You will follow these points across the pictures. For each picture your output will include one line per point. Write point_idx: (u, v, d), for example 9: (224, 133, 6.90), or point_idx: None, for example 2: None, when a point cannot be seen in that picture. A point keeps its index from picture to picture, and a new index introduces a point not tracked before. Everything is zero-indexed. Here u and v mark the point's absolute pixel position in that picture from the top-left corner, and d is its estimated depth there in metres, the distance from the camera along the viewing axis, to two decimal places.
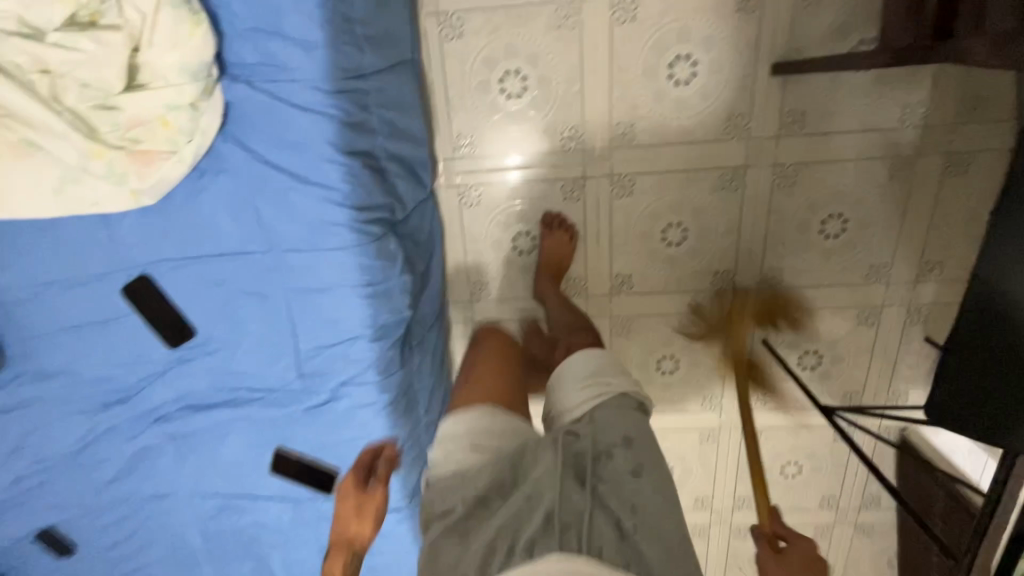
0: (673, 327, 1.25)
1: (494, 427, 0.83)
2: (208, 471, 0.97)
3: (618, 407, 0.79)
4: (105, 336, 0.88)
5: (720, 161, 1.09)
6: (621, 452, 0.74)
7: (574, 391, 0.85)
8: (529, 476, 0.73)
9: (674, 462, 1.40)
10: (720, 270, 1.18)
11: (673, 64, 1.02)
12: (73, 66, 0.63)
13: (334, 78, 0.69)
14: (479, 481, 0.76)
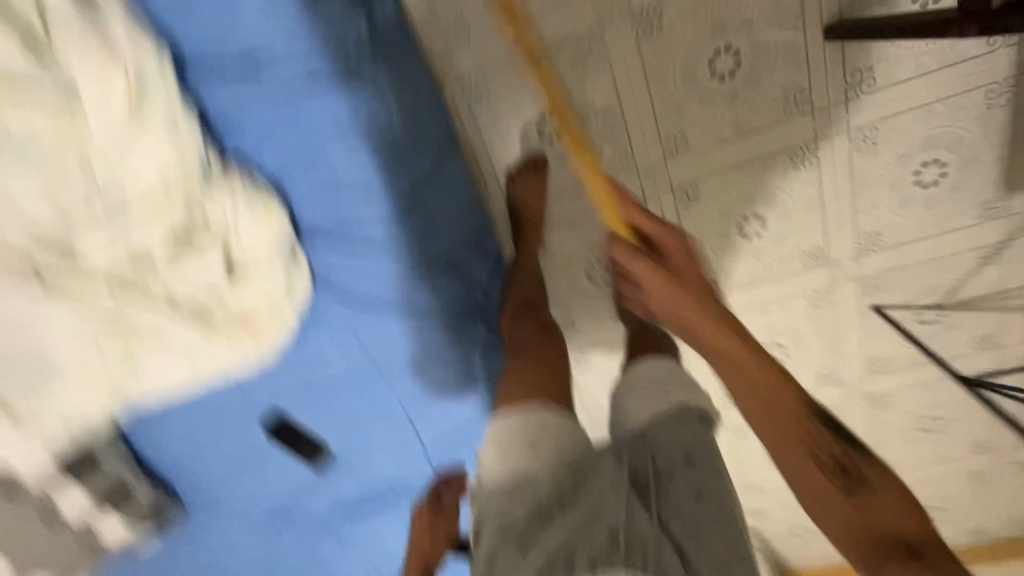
0: (769, 314, 1.21)
1: (557, 433, 0.76)
2: (373, 552, 1.09)
3: (681, 419, 0.75)
4: (261, 468, 0.99)
5: (784, 142, 1.01)
6: (684, 473, 0.68)
7: (637, 400, 0.80)
8: (585, 486, 0.70)
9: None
10: (809, 249, 1.12)
11: (712, 60, 0.95)
12: (183, 276, 0.70)
13: (397, 212, 0.73)
14: (536, 489, 0.71)
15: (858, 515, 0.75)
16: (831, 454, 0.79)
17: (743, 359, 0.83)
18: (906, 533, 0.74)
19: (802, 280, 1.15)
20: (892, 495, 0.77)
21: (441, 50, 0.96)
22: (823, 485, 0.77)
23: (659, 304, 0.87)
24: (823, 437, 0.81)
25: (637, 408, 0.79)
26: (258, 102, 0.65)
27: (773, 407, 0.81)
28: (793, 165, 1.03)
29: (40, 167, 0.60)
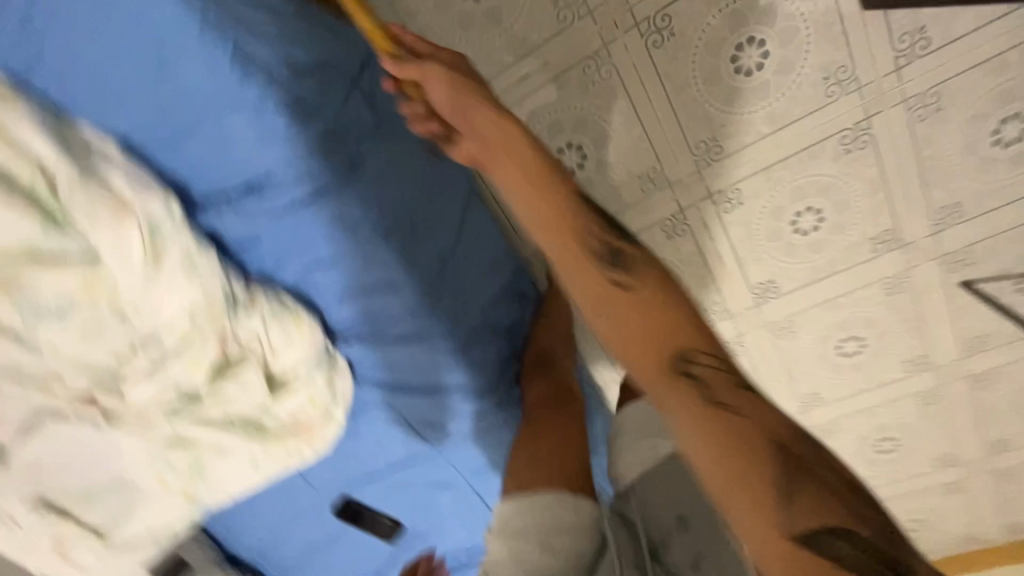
0: (842, 309, 1.10)
1: (569, 524, 0.69)
2: None
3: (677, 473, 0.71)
4: (343, 547, 0.99)
5: (833, 126, 0.91)
6: (680, 539, 0.68)
7: (626, 453, 0.75)
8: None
9: (896, 431, 1.26)
10: (879, 233, 1.01)
11: (736, 55, 0.86)
12: (229, 403, 0.69)
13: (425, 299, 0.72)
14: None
15: (779, 490, 0.52)
16: (609, 243, 0.62)
17: (504, 143, 0.62)
18: (771, 423, 0.55)
19: (873, 267, 1.04)
20: (656, 286, 0.60)
21: None
22: (711, 437, 0.54)
23: (447, 102, 0.63)
24: (736, 422, 0.55)
25: (630, 461, 0.74)
26: (265, 222, 0.62)
27: (551, 225, 0.61)
28: (845, 148, 0.93)
29: (76, 326, 0.61)
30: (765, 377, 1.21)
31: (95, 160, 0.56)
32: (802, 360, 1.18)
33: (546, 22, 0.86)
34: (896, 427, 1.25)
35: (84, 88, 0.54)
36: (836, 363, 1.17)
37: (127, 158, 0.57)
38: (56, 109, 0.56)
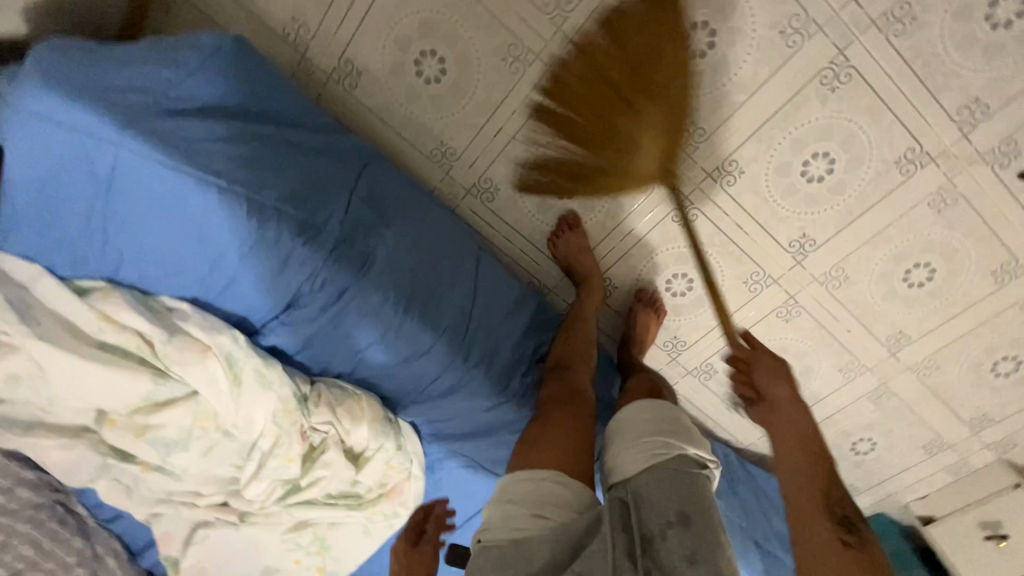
0: (894, 240, 1.03)
1: (565, 497, 0.64)
2: None
3: (679, 469, 0.62)
4: None
5: (807, 72, 0.90)
6: (678, 535, 0.57)
7: (624, 448, 0.66)
8: (583, 558, 0.58)
9: (1016, 350, 1.12)
10: (901, 155, 0.95)
11: (684, 42, 0.89)
12: (321, 485, 0.81)
13: (458, 352, 0.80)
14: (533, 561, 0.59)
15: None
16: (851, 515, 0.70)
17: (790, 411, 0.79)
18: None
19: (911, 189, 0.98)
20: None
21: (442, 176, 1.06)
22: None
23: (771, 380, 0.81)
24: None
25: (625, 463, 0.64)
26: (312, 328, 0.74)
27: (788, 453, 0.76)
28: (829, 87, 0.91)
29: (199, 447, 0.77)
30: (837, 330, 1.15)
31: (176, 319, 0.71)
32: (870, 304, 1.11)
33: (503, 78, 0.95)
34: (1014, 347, 1.11)
35: (156, 269, 0.70)
36: (911, 296, 1.09)
37: (197, 310, 0.72)
38: (143, 290, 0.71)
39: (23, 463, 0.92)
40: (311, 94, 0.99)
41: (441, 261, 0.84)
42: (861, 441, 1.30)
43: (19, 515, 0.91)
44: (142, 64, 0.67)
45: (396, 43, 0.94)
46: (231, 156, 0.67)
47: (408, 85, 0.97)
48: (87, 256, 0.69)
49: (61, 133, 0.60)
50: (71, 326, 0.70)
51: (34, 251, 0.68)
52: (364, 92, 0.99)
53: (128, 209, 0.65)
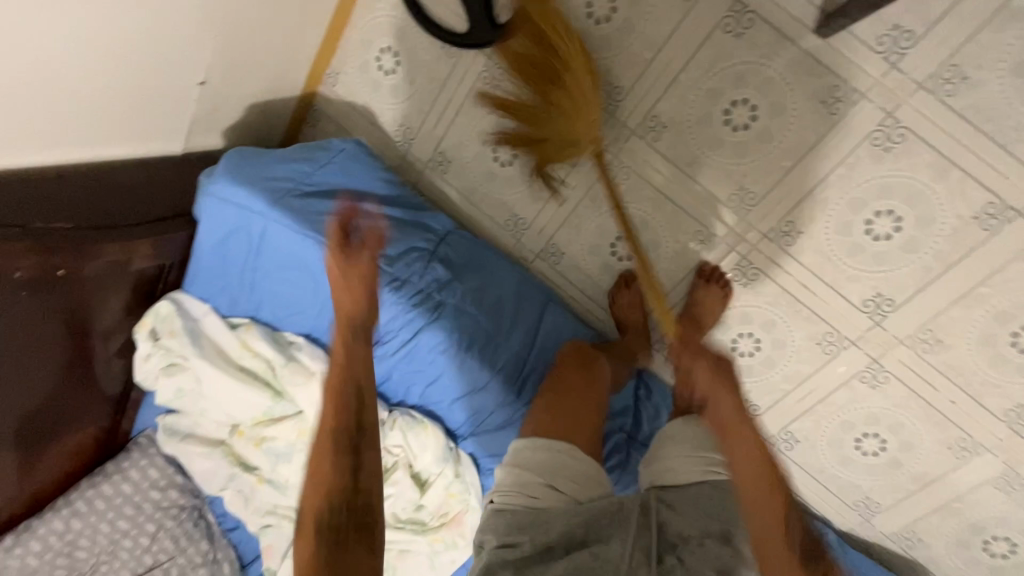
0: (992, 300, 0.95)
1: (570, 472, 0.81)
2: None
3: (717, 490, 0.84)
4: None
5: (856, 135, 0.93)
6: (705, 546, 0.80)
7: (682, 455, 0.88)
8: (599, 539, 0.77)
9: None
10: (981, 209, 0.91)
11: (728, 117, 0.98)
12: (391, 502, 0.93)
13: (511, 390, 0.92)
14: (549, 530, 0.76)
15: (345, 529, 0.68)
16: None
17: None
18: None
19: (998, 246, 0.91)
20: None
21: (514, 242, 1.22)
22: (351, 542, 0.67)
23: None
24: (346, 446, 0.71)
25: (681, 468, 0.87)
26: (392, 361, 0.91)
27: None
28: (882, 148, 0.92)
29: (299, 460, 0.94)
30: (936, 401, 1.04)
31: (293, 349, 0.91)
32: (973, 372, 1.00)
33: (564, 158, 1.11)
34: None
35: (284, 309, 0.91)
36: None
37: (309, 342, 0.91)
38: (273, 327, 0.93)
39: (176, 468, 1.16)
40: (411, 179, 1.23)
41: (503, 310, 0.97)
42: (995, 540, 1.10)
43: (167, 512, 1.13)
44: (290, 161, 0.93)
45: (478, 135, 1.15)
46: None
47: (486, 168, 1.17)
48: (240, 299, 0.92)
49: (229, 207, 0.84)
50: (222, 353, 0.93)
51: (205, 295, 0.93)
52: (452, 176, 1.20)
53: (269, 263, 0.87)
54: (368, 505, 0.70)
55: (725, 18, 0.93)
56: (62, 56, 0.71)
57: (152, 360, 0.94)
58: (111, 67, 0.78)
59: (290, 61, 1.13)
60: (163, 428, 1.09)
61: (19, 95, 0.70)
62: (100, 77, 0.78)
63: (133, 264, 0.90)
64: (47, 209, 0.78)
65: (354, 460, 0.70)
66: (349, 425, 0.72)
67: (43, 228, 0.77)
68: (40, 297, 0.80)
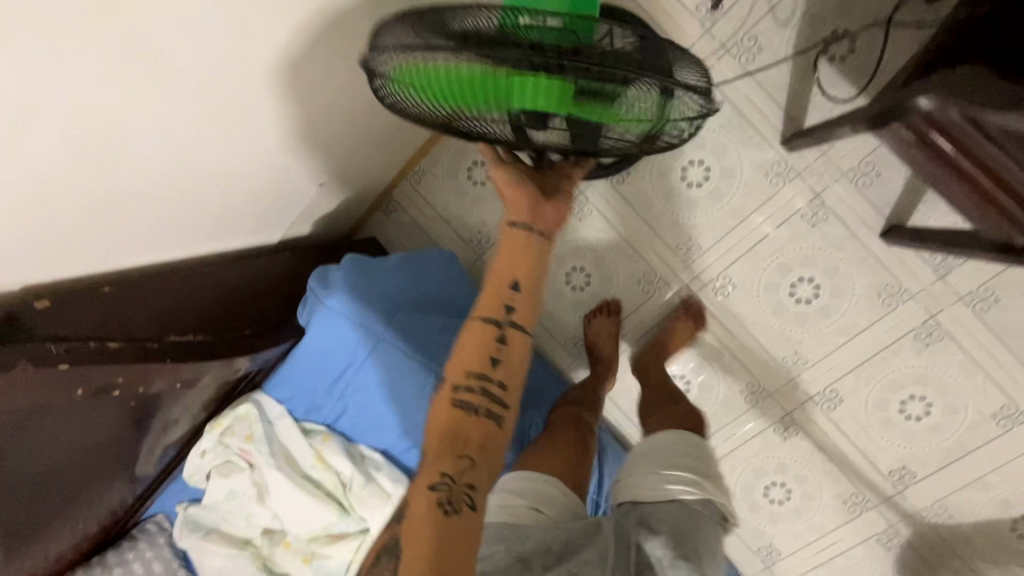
0: (1003, 490, 1.06)
1: (557, 500, 0.78)
2: None
3: (692, 516, 0.74)
4: None
5: (902, 328, 1.05)
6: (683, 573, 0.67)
7: (645, 474, 0.79)
8: (577, 557, 0.68)
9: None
10: (1000, 411, 1.03)
11: (793, 289, 1.09)
12: None
13: None
14: (525, 542, 0.70)
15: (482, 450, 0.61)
16: None
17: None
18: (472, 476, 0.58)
19: (1013, 445, 1.03)
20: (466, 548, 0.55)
21: (571, 360, 1.30)
22: (486, 447, 0.61)
23: None
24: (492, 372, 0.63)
25: (642, 483, 0.78)
26: None
27: None
28: (923, 342, 1.04)
29: None
30: (937, 564, 1.15)
31: (370, 466, 0.90)
32: (978, 545, 1.11)
33: (633, 292, 1.20)
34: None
35: (367, 423, 0.90)
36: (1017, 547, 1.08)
37: (387, 461, 0.90)
38: (348, 439, 0.91)
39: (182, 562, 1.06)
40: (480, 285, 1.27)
41: None
42: None
43: None
44: (397, 273, 0.94)
45: (556, 260, 1.22)
46: (444, 349, 0.91)
47: (556, 289, 1.25)
48: (322, 406, 0.90)
49: (339, 324, 0.84)
50: (291, 459, 0.90)
51: (285, 397, 0.90)
52: None
53: (364, 379, 0.86)
54: (506, 395, 0.63)
55: (803, 207, 1.05)
56: (212, 172, 0.74)
57: (209, 456, 0.89)
58: (238, 181, 0.81)
59: (387, 161, 1.16)
60: (184, 520, 0.99)
61: (167, 207, 0.73)
62: (251, 168, 0.81)
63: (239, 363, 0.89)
64: (179, 321, 0.81)
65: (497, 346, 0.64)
66: (495, 312, 0.65)
67: (176, 339, 0.80)
68: (121, 409, 0.77)
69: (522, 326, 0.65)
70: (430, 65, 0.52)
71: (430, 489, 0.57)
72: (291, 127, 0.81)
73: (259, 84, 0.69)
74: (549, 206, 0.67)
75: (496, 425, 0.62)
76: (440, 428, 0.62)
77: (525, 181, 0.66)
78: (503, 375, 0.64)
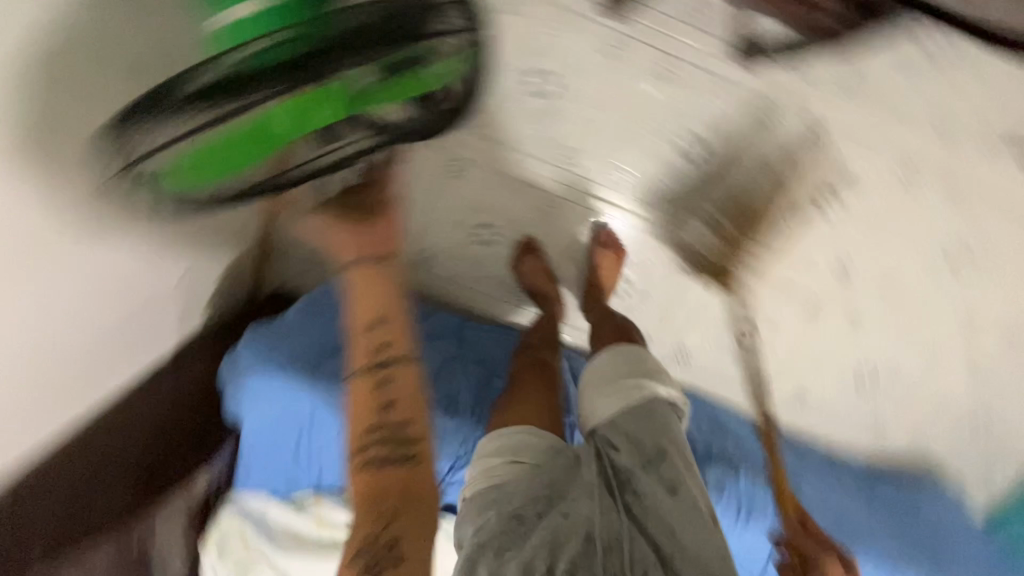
0: (940, 240, 1.10)
1: (536, 444, 0.77)
2: None
3: (649, 411, 0.78)
4: None
5: (790, 139, 1.06)
6: (659, 471, 0.73)
7: (601, 397, 0.82)
8: (565, 496, 0.71)
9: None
10: (905, 171, 1.06)
11: (682, 148, 1.09)
12: None
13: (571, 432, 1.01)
14: (512, 500, 0.70)
15: (405, 494, 0.57)
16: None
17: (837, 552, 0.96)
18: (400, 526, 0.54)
19: (927, 197, 1.07)
20: None
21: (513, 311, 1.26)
22: (409, 492, 0.57)
23: None
24: (387, 419, 0.59)
25: (601, 407, 0.81)
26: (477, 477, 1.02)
27: None
28: (814, 144, 1.06)
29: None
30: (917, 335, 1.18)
31: None
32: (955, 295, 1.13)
33: (542, 220, 1.18)
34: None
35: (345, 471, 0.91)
36: (977, 279, 1.11)
37: None
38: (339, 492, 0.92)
39: None
40: None
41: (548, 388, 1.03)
42: None
43: None
44: (305, 327, 0.90)
45: (458, 224, 1.20)
46: None
47: (473, 252, 1.22)
48: (299, 477, 0.91)
49: (273, 389, 0.85)
50: (302, 539, 0.91)
51: (260, 484, 0.91)
52: (441, 268, 1.23)
53: (322, 436, 0.88)
54: (412, 431, 0.59)
55: (655, 69, 1.03)
56: (62, 325, 0.73)
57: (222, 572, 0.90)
58: (98, 323, 0.78)
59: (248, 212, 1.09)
60: None
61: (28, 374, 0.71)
62: (103, 321, 0.79)
63: (199, 486, 0.93)
64: (116, 484, 0.83)
65: (382, 389, 0.60)
66: (366, 362, 0.62)
67: (104, 519, 0.81)
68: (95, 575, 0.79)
69: (401, 359, 0.62)
70: (203, 141, 0.55)
71: (360, 559, 0.53)
72: (116, 240, 0.75)
73: (60, 221, 0.67)
74: (376, 230, 0.69)
75: (412, 466, 0.58)
76: (358, 494, 0.58)
77: (343, 219, 0.69)
78: (399, 417, 0.59)
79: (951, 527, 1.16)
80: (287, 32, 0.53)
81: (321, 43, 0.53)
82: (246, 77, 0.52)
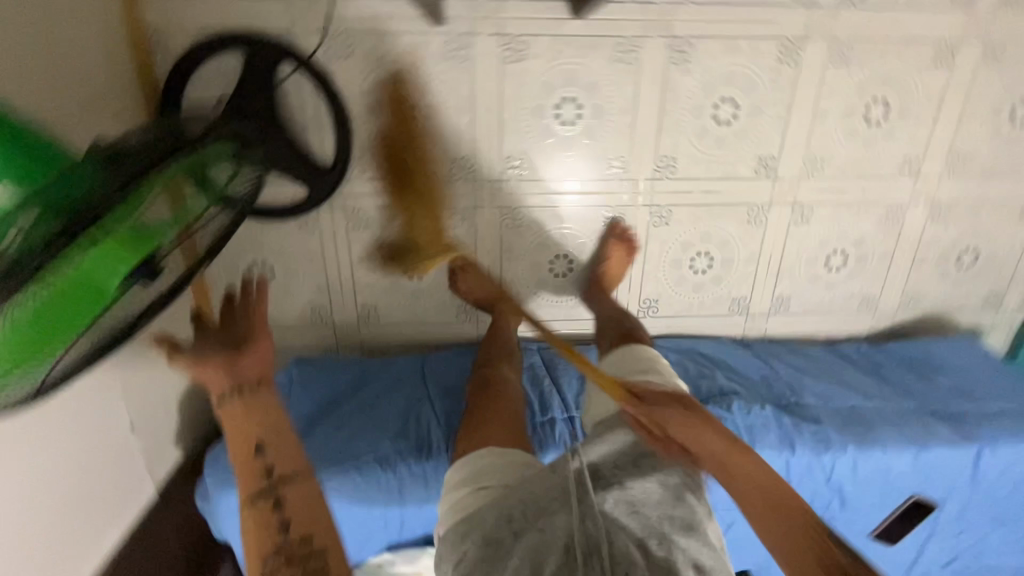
0: (836, 99, 1.10)
1: (500, 463, 0.82)
2: (951, 540, 1.05)
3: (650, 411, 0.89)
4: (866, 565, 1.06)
5: (656, 63, 1.05)
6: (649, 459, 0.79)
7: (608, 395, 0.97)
8: (540, 511, 0.73)
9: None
10: (778, 50, 1.05)
11: (560, 111, 1.06)
12: None
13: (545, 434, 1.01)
14: (485, 524, 0.74)
15: None
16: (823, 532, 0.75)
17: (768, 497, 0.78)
18: None
19: (808, 66, 1.07)
20: None
21: (468, 329, 1.24)
22: None
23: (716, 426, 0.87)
24: (289, 538, 0.65)
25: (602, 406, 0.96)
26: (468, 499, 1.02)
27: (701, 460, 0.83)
28: (681, 61, 1.05)
29: None
30: (849, 195, 1.19)
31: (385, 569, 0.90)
32: (858, 159, 1.15)
33: (464, 236, 1.16)
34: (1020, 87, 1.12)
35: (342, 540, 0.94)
36: (875, 135, 1.14)
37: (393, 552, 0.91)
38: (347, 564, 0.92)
39: None
40: (351, 344, 1.23)
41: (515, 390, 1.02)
42: (965, 251, 1.27)
43: None
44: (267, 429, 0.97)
45: (383, 269, 1.17)
46: (350, 441, 0.93)
47: (410, 290, 1.20)
48: None
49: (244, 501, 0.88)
50: None
51: None
52: (388, 315, 1.21)
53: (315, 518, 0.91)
54: (318, 543, 0.66)
55: (502, 50, 1.01)
56: (28, 525, 0.72)
57: None
58: (62, 507, 0.77)
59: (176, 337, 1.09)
60: None
61: None
62: (67, 505, 0.78)
63: None
64: None
65: (273, 508, 0.66)
66: (255, 484, 0.67)
67: None
68: None
69: (290, 479, 0.68)
70: None
71: None
72: (44, 429, 0.74)
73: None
74: (245, 359, 0.72)
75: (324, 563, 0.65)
76: None
77: (210, 360, 0.71)
78: (301, 531, 0.66)
79: (963, 391, 1.11)
80: (69, 211, 0.48)
81: (82, 200, 0.49)
82: (21, 262, 0.44)
